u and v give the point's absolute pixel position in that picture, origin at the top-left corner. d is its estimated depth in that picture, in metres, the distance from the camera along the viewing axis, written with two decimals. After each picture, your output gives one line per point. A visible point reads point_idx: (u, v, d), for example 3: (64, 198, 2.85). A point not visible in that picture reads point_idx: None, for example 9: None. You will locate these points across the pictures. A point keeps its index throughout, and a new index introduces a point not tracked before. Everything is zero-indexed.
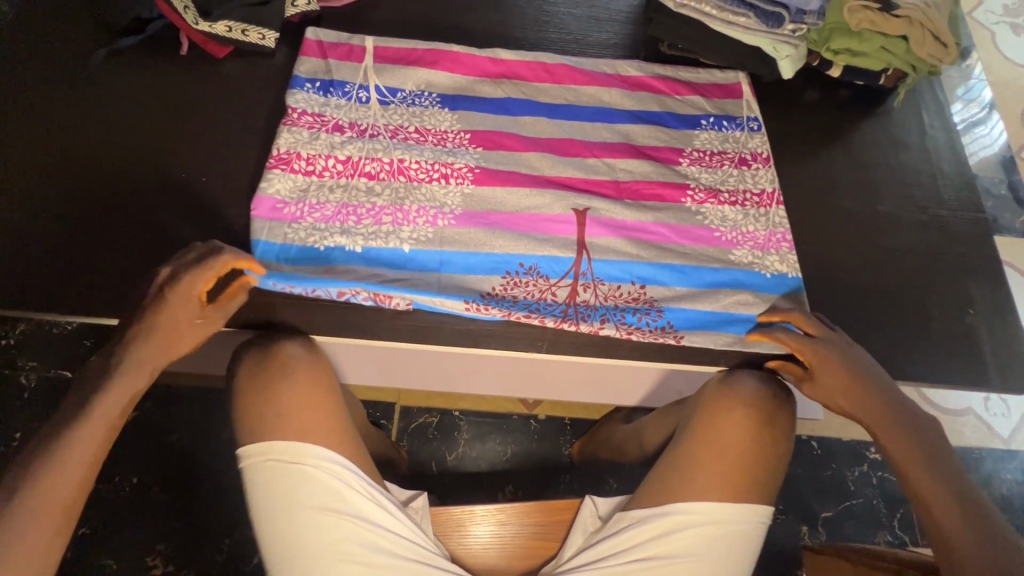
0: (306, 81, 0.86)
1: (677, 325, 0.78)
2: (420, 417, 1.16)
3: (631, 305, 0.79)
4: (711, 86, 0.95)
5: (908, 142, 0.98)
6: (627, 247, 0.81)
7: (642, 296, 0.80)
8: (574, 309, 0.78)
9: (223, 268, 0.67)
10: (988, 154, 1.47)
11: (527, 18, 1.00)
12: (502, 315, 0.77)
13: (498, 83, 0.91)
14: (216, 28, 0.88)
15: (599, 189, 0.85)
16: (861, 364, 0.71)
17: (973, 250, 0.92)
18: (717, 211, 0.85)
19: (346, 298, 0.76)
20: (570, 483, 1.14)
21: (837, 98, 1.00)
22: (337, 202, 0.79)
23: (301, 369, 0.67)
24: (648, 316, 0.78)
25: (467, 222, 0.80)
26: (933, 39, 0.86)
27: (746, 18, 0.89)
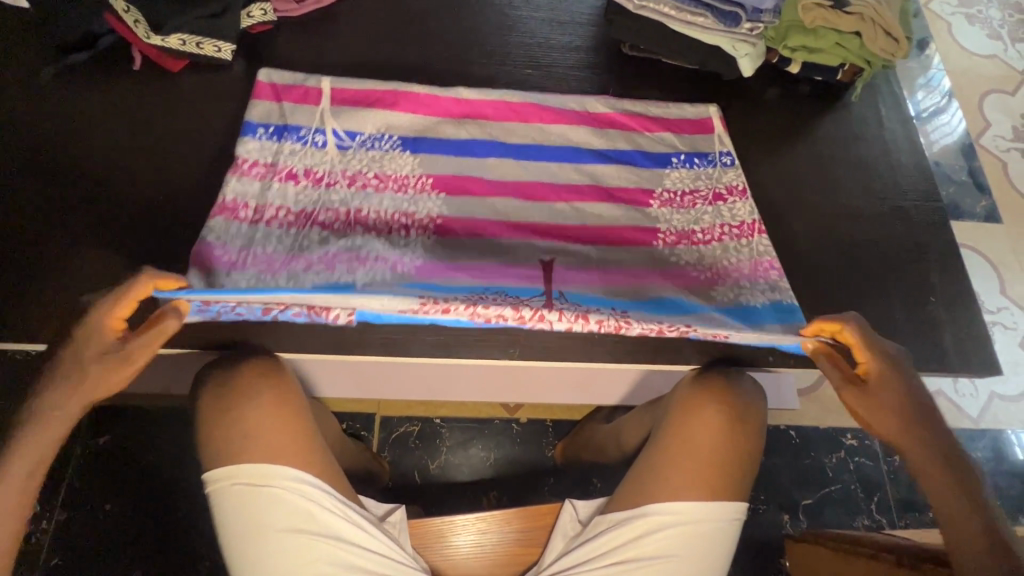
0: (258, 127, 0.85)
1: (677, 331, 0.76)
2: (401, 426, 1.15)
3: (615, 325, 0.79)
4: (683, 121, 0.95)
5: (867, 136, 1.00)
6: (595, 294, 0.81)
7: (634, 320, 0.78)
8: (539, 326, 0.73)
9: (136, 296, 0.60)
10: (949, 141, 1.51)
11: (490, 24, 0.99)
12: (467, 318, 0.72)
13: (460, 124, 0.90)
14: (170, 42, 0.85)
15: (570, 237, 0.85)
16: (915, 387, 0.65)
17: (933, 238, 0.94)
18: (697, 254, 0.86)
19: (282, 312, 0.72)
20: (554, 485, 1.14)
21: (797, 94, 1.01)
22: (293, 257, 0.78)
23: (266, 388, 0.65)
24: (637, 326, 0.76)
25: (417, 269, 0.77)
26: (885, 35, 0.88)
27: (702, 19, 0.90)
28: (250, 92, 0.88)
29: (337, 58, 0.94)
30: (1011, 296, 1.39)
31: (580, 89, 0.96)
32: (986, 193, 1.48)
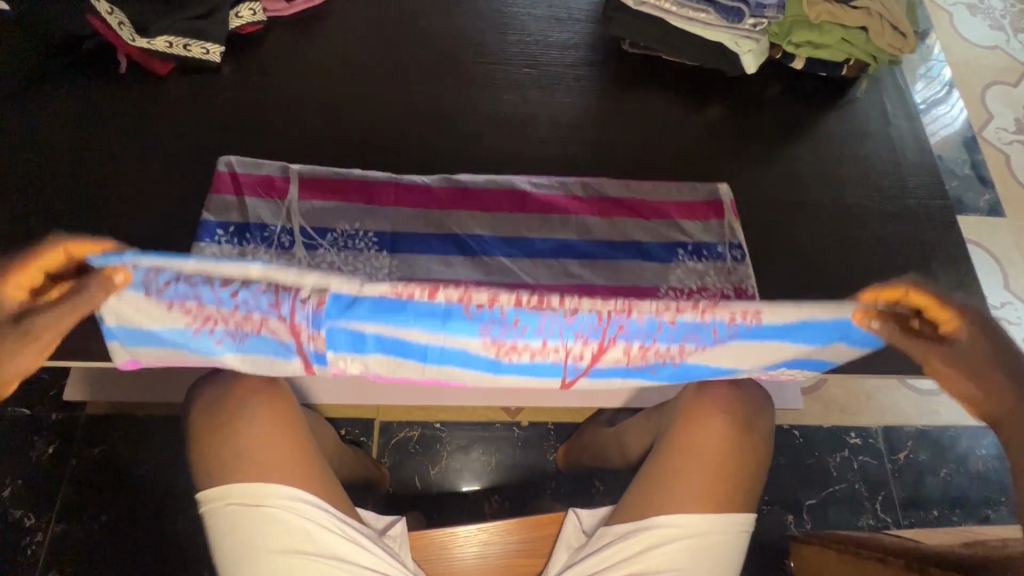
0: (217, 227, 0.76)
1: (717, 335, 0.58)
2: (400, 432, 1.14)
3: (639, 365, 0.62)
4: (687, 204, 0.86)
5: (872, 133, 0.98)
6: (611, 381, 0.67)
7: (669, 351, 0.60)
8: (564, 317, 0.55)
9: (42, 262, 0.47)
10: (949, 133, 1.48)
11: (486, 22, 0.97)
12: (460, 301, 0.52)
13: (446, 215, 0.82)
14: (156, 45, 0.83)
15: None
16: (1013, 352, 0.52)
17: (941, 237, 0.92)
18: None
19: (230, 296, 0.53)
20: (556, 489, 1.13)
21: (801, 90, 0.99)
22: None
23: (259, 398, 0.63)
24: (669, 328, 0.56)
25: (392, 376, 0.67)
26: (892, 29, 0.85)
27: (706, 14, 0.86)
28: (211, 182, 0.80)
29: (329, 59, 0.91)
30: (1014, 291, 1.38)
31: (578, 88, 0.94)
32: (989, 186, 1.46)
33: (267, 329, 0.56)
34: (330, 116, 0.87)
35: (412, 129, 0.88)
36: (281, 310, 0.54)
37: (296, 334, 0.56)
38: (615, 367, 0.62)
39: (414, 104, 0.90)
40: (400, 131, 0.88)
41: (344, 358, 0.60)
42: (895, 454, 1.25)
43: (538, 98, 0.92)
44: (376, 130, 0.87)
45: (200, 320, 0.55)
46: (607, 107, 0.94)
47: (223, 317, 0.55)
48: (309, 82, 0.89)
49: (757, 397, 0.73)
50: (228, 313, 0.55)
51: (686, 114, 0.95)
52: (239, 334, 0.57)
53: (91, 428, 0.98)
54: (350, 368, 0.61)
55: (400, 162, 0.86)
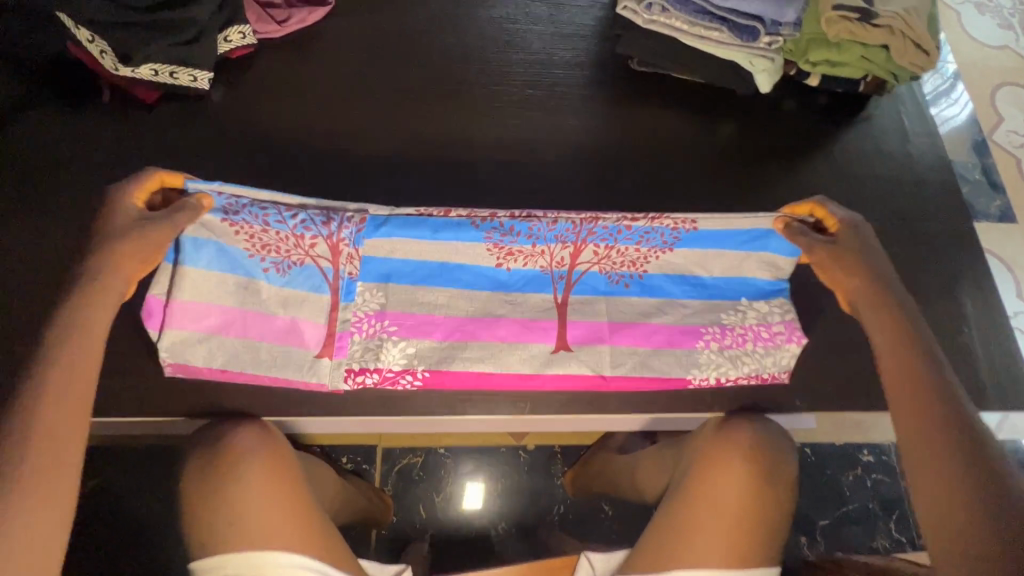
0: None
1: (665, 239, 0.75)
2: (403, 459, 1.10)
3: (607, 273, 0.75)
4: None
5: (889, 150, 0.94)
6: (596, 309, 0.75)
7: (626, 257, 0.76)
8: (562, 225, 0.73)
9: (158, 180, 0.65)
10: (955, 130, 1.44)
11: (486, 40, 0.92)
12: (469, 216, 0.73)
13: None
14: (140, 73, 0.78)
15: (570, 385, 0.73)
16: (881, 264, 0.67)
17: (964, 261, 0.88)
18: (711, 371, 0.74)
19: (294, 218, 0.70)
20: (565, 515, 1.09)
21: (815, 107, 0.95)
22: (263, 353, 0.68)
23: (257, 459, 0.60)
24: (630, 233, 0.74)
25: (412, 332, 0.71)
26: (914, 47, 0.81)
27: (718, 33, 0.83)
28: None
29: (322, 83, 0.87)
30: None
31: (584, 109, 0.90)
32: (1000, 191, 1.42)
33: (315, 254, 0.71)
34: (324, 144, 0.83)
35: (410, 155, 0.84)
36: (331, 228, 0.71)
37: (338, 254, 0.71)
38: (591, 275, 0.75)
39: (412, 128, 0.85)
40: (398, 158, 0.84)
41: (371, 287, 0.72)
42: None
43: (543, 119, 0.88)
44: (373, 157, 0.83)
45: (259, 246, 0.69)
46: (616, 129, 0.89)
47: (281, 244, 0.70)
48: (301, 107, 0.85)
49: (776, 436, 0.71)
50: (286, 235, 0.70)
51: (699, 135, 0.91)
52: (286, 264, 0.70)
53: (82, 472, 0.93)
54: (374, 299, 0.72)
55: (398, 192, 0.82)
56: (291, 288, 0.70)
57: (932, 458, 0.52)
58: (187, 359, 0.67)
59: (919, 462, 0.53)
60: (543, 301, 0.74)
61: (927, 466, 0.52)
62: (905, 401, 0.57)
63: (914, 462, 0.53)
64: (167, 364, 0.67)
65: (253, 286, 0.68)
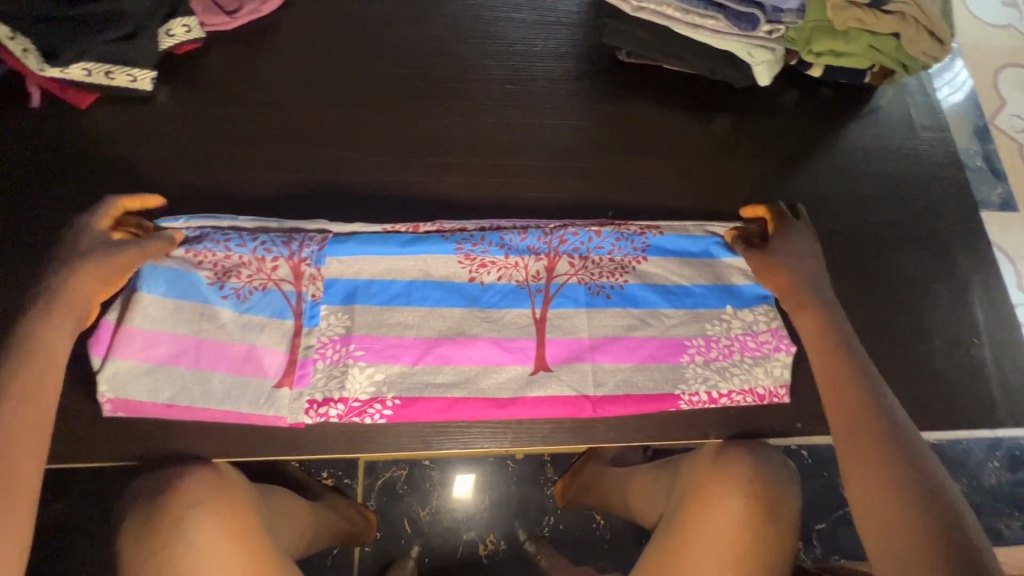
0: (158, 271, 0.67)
1: (637, 245, 0.72)
2: (387, 472, 1.05)
3: (586, 284, 0.70)
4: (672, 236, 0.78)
5: (897, 145, 0.87)
6: (575, 323, 0.68)
7: (603, 267, 0.71)
8: (533, 235, 0.71)
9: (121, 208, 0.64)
10: (955, 109, 1.36)
11: (462, 30, 0.84)
12: (437, 232, 0.70)
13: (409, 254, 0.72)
14: (71, 74, 0.70)
15: (552, 411, 0.66)
16: (811, 265, 0.69)
17: (975, 265, 0.82)
18: (700, 386, 0.68)
19: (255, 239, 0.67)
20: (556, 526, 1.05)
21: (819, 99, 0.88)
22: (215, 385, 0.62)
23: (206, 504, 0.59)
24: (606, 243, 0.72)
25: (382, 357, 0.64)
26: (928, 36, 0.76)
27: (713, 22, 0.76)
28: None
29: (280, 80, 0.79)
30: None
31: (568, 104, 0.83)
32: (1003, 179, 1.35)
33: (277, 277, 0.66)
34: (283, 148, 0.75)
35: (379, 161, 0.76)
36: (293, 248, 0.67)
37: (299, 275, 0.66)
38: (568, 286, 0.70)
39: (380, 130, 0.78)
40: (365, 163, 0.76)
41: (337, 310, 0.66)
42: None
43: (524, 118, 0.81)
44: (337, 163, 0.76)
45: (218, 271, 0.65)
46: (604, 127, 0.82)
47: (243, 269, 0.65)
48: (257, 108, 0.77)
49: (778, 469, 0.67)
50: (248, 259, 0.66)
51: (694, 133, 0.84)
52: (247, 290, 0.65)
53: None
54: (339, 322, 0.65)
55: (365, 200, 0.74)
56: (251, 314, 0.65)
57: (864, 454, 0.55)
58: (131, 394, 0.60)
59: (856, 470, 0.55)
60: (520, 317, 0.68)
61: (861, 464, 0.55)
62: (837, 404, 0.59)
63: (849, 460, 0.56)
64: (105, 401, 0.60)
65: (211, 311, 0.63)
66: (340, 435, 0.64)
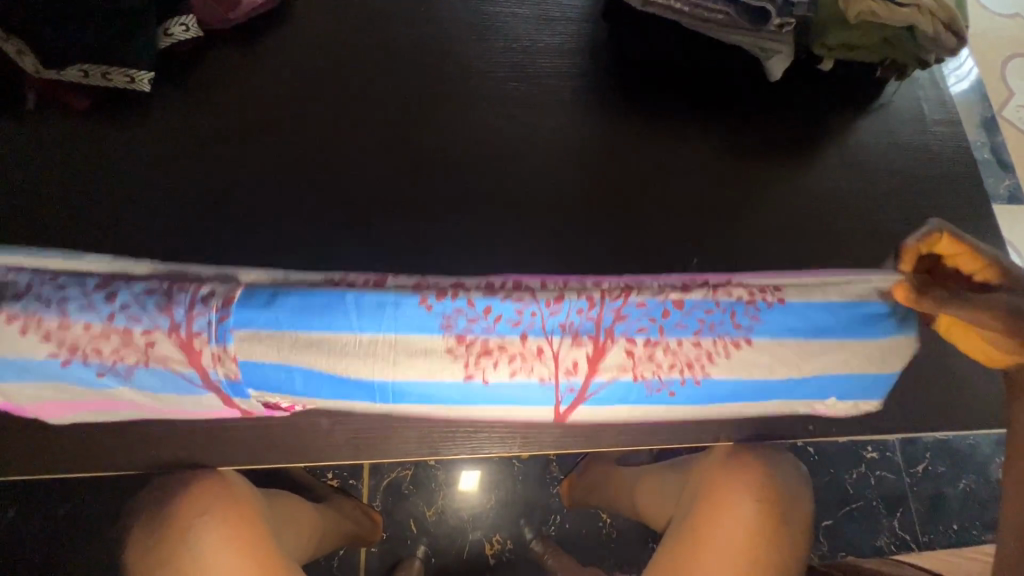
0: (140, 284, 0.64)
1: (733, 324, 0.56)
2: (392, 473, 1.04)
3: (642, 378, 0.57)
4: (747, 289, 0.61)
5: (908, 140, 0.86)
6: (614, 415, 0.61)
7: (677, 355, 0.57)
8: (580, 313, 0.54)
9: None
10: (962, 100, 1.34)
11: (465, 27, 0.83)
12: (450, 295, 0.53)
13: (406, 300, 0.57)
14: (68, 75, 0.70)
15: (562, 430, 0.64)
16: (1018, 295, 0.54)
17: None
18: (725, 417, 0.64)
19: (117, 305, 0.51)
20: (562, 525, 1.04)
21: (829, 94, 0.86)
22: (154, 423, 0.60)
23: (216, 508, 0.59)
24: (678, 314, 0.55)
25: (365, 396, 0.57)
26: (943, 28, 0.75)
27: (723, 17, 0.77)
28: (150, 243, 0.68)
29: (280, 80, 0.77)
30: None
31: (574, 102, 0.81)
32: (1010, 170, 1.34)
33: (158, 354, 0.53)
34: (284, 150, 0.74)
35: (383, 161, 0.75)
36: (172, 317, 0.51)
37: (191, 351, 0.52)
38: (616, 384, 0.57)
39: (382, 129, 0.76)
40: (368, 163, 0.75)
41: (314, 351, 0.53)
42: (913, 467, 1.11)
43: (529, 116, 0.80)
44: (339, 163, 0.74)
45: (75, 341, 0.52)
46: (611, 125, 0.81)
47: (108, 343, 0.52)
48: (257, 109, 0.75)
49: (787, 472, 0.68)
50: (105, 330, 0.52)
51: (702, 129, 0.82)
52: (123, 365, 0.53)
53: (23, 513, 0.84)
54: (319, 359, 0.53)
55: (368, 202, 0.73)
56: (143, 388, 0.55)
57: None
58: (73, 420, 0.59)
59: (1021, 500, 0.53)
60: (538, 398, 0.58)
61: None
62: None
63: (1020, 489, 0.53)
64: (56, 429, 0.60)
65: (96, 389, 0.55)
66: (348, 441, 0.64)
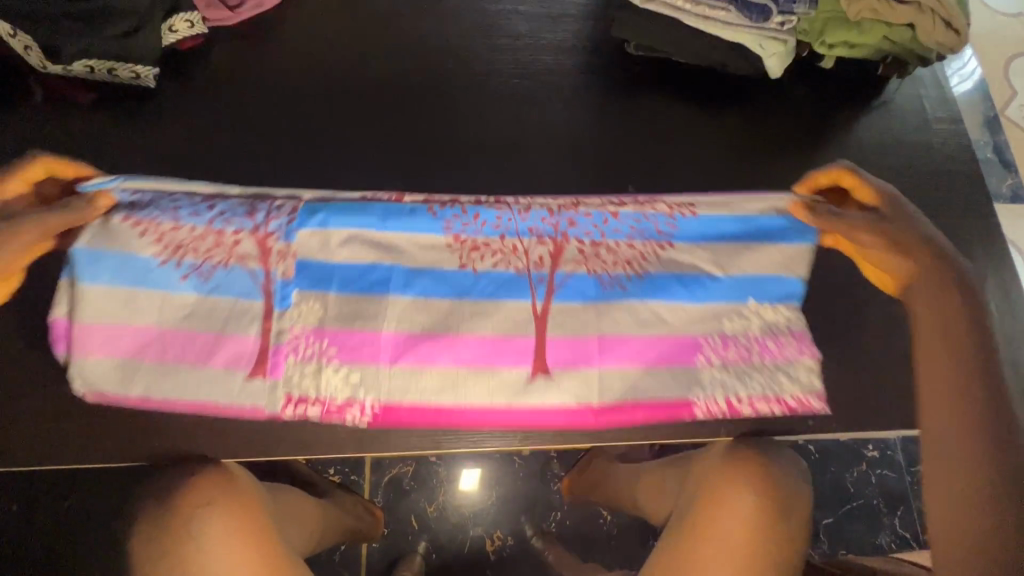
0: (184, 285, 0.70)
1: (658, 229, 0.68)
2: (394, 468, 1.04)
3: (596, 275, 0.67)
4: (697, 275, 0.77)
5: (910, 137, 0.86)
6: (582, 321, 0.65)
7: (619, 256, 0.68)
8: (551, 220, 0.68)
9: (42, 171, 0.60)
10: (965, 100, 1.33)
11: (467, 24, 0.83)
12: (431, 205, 0.68)
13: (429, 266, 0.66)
14: (74, 70, 0.70)
15: (559, 417, 0.64)
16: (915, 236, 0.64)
17: (988, 258, 0.81)
18: (717, 393, 0.66)
19: (212, 210, 0.64)
20: (562, 522, 1.05)
21: (830, 91, 0.86)
22: (184, 376, 0.61)
23: (219, 501, 0.60)
24: (615, 221, 0.69)
25: (357, 353, 0.62)
26: (944, 26, 0.75)
27: (724, 13, 0.76)
28: None
29: (283, 76, 0.78)
30: None
31: (575, 98, 0.81)
32: (1013, 170, 1.33)
33: (240, 252, 0.63)
34: (287, 145, 0.74)
35: (385, 157, 0.76)
36: (258, 220, 0.64)
37: (266, 252, 0.63)
38: (575, 276, 0.66)
39: (385, 125, 0.77)
40: (370, 159, 0.75)
41: (347, 246, 0.65)
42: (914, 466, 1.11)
43: (530, 112, 0.80)
44: (341, 159, 0.75)
45: (172, 244, 0.62)
46: (612, 121, 0.81)
47: (199, 243, 0.63)
48: (260, 104, 0.76)
49: (789, 468, 0.67)
50: (204, 232, 0.63)
51: (703, 126, 0.82)
52: (207, 267, 0.62)
53: (26, 507, 0.84)
54: (347, 254, 0.64)
55: None
56: (216, 293, 0.62)
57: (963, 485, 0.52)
58: (105, 386, 0.60)
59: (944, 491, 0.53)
60: (518, 311, 0.65)
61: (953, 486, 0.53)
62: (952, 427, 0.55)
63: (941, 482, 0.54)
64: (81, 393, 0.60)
65: (171, 296, 0.61)
66: (349, 434, 0.64)
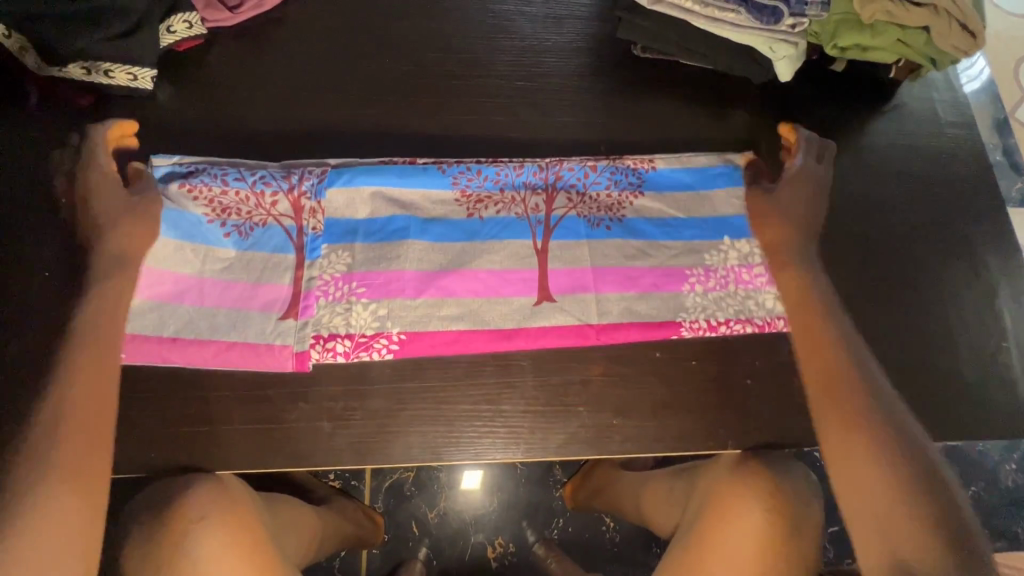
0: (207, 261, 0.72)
1: (631, 179, 0.75)
2: (395, 474, 1.03)
3: (585, 217, 0.72)
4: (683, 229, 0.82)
5: (921, 140, 0.84)
6: (575, 253, 0.70)
7: (598, 203, 0.73)
8: (549, 173, 0.74)
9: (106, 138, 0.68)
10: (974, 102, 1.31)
11: (470, 25, 0.81)
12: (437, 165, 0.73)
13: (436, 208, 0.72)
14: (71, 72, 0.69)
15: (553, 341, 0.67)
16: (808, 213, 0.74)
17: (1002, 265, 0.79)
18: (699, 315, 0.69)
19: (252, 175, 0.70)
20: (565, 528, 1.03)
21: (839, 94, 0.84)
22: (220, 318, 0.65)
23: (214, 513, 0.59)
24: (594, 175, 0.74)
25: (382, 292, 0.66)
26: (960, 29, 0.73)
27: (735, 15, 0.74)
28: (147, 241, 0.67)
29: (283, 78, 0.76)
30: None
31: (580, 100, 0.80)
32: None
33: (277, 211, 0.69)
34: (286, 148, 0.73)
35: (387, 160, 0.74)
36: (293, 182, 0.70)
37: (299, 208, 0.69)
38: (567, 220, 0.72)
39: (386, 128, 0.76)
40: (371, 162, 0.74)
41: (366, 199, 0.70)
42: None
43: (535, 115, 0.78)
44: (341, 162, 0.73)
45: (218, 207, 0.68)
46: (617, 124, 0.79)
47: (242, 205, 0.69)
48: (259, 106, 0.75)
49: (797, 481, 0.66)
50: (247, 194, 0.69)
51: (710, 129, 0.81)
52: (248, 226, 0.68)
53: None
54: (364, 204, 0.70)
55: None
56: (253, 249, 0.68)
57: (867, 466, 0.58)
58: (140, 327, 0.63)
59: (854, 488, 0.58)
60: (522, 248, 0.70)
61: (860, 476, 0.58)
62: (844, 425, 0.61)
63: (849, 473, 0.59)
64: None
65: (214, 251, 0.67)
66: (348, 444, 0.63)
